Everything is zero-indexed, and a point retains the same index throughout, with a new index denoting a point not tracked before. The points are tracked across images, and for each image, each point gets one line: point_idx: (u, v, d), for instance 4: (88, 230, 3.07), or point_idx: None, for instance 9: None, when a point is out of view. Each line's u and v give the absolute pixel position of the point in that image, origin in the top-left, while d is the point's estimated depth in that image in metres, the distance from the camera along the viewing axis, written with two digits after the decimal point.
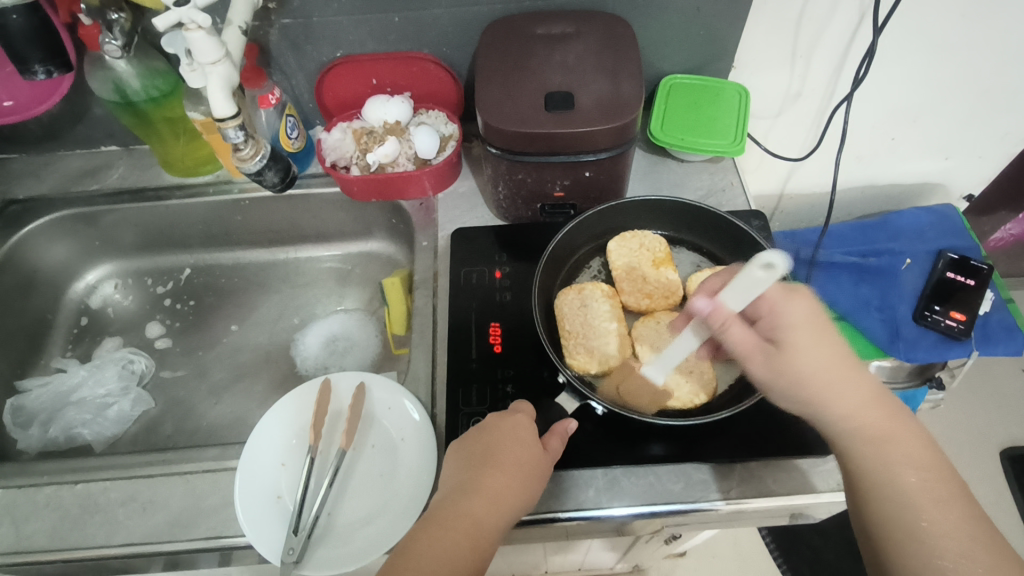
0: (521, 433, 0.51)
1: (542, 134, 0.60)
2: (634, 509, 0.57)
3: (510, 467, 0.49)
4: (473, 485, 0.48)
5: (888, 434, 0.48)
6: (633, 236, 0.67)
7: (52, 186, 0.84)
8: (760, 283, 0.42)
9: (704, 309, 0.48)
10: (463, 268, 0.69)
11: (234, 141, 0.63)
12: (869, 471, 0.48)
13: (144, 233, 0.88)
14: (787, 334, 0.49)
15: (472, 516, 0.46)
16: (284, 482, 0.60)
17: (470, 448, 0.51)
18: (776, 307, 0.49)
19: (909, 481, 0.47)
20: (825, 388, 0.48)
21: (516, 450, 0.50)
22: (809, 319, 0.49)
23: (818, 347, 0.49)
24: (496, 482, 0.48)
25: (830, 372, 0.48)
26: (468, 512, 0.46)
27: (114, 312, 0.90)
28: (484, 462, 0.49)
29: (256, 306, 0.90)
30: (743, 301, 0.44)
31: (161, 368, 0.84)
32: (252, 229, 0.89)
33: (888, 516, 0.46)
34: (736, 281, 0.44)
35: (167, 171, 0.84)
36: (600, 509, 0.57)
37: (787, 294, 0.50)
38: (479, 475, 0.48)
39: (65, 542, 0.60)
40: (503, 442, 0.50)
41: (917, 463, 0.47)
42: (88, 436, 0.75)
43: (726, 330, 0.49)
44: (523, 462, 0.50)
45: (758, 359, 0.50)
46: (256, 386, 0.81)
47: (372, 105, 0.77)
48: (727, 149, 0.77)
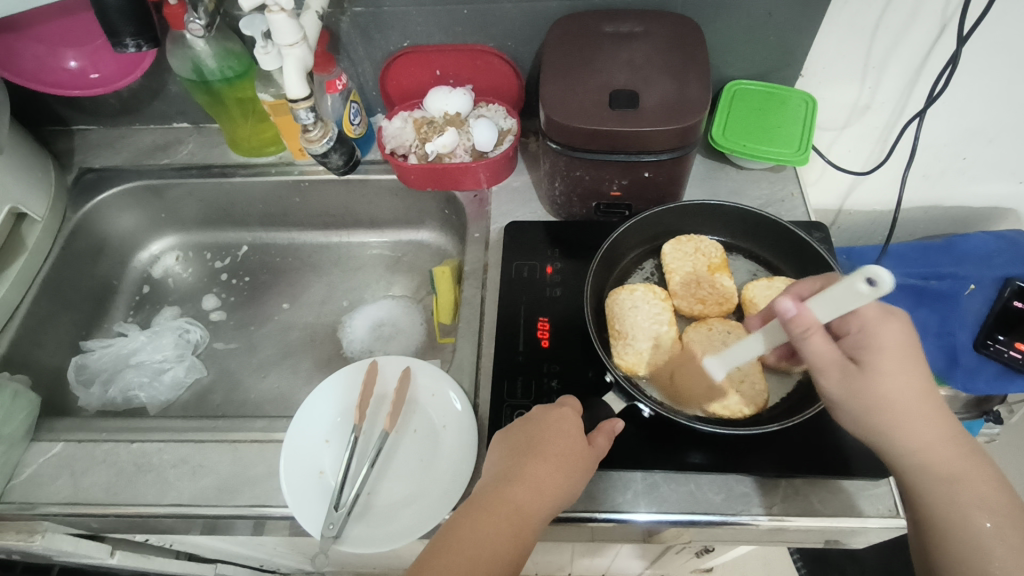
0: (567, 424, 0.51)
1: (604, 131, 0.60)
2: (659, 516, 0.56)
3: (554, 457, 0.49)
4: (515, 472, 0.48)
5: (961, 474, 0.46)
6: (689, 240, 0.65)
7: (125, 158, 0.88)
8: (856, 299, 0.40)
9: (789, 312, 0.46)
10: (514, 261, 0.70)
11: (304, 122, 0.65)
12: (940, 512, 0.46)
13: (207, 208, 0.91)
14: (872, 356, 0.47)
15: (512, 504, 0.46)
16: (327, 459, 0.61)
17: (515, 436, 0.51)
18: (868, 327, 0.48)
19: (981, 525, 0.45)
20: (901, 420, 0.47)
21: (558, 442, 0.50)
22: (899, 345, 0.47)
23: (903, 376, 0.47)
24: (539, 470, 0.48)
25: (907, 404, 0.47)
26: (511, 498, 0.47)
27: (174, 282, 0.93)
28: (526, 452, 0.49)
29: (307, 286, 0.92)
30: (833, 313, 0.43)
31: (214, 339, 0.87)
32: (308, 211, 0.92)
33: (957, 558, 0.45)
34: (835, 290, 0.42)
35: (233, 150, 0.87)
36: (638, 513, 0.56)
37: (883, 315, 0.48)
38: (521, 463, 0.49)
39: (118, 497, 0.62)
40: (546, 433, 0.50)
41: (990, 506, 0.46)
42: (144, 399, 0.79)
43: (805, 338, 0.46)
44: (569, 454, 0.49)
45: (834, 374, 0.47)
46: (303, 364, 0.84)
47: (433, 96, 0.78)
48: (790, 159, 0.75)
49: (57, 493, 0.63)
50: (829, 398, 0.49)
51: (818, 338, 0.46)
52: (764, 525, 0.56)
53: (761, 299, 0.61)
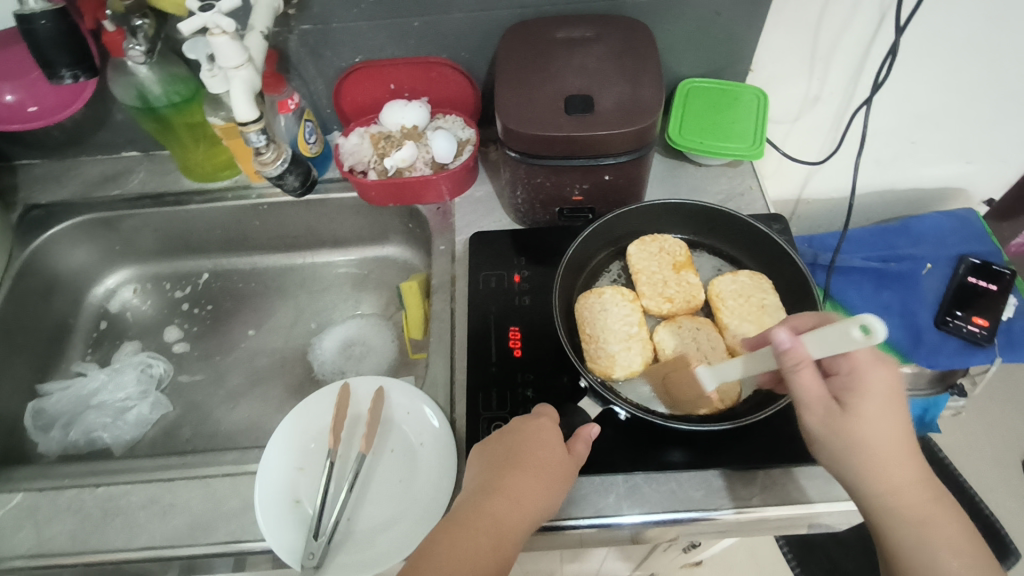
0: (546, 437, 0.51)
1: (561, 137, 0.60)
2: (645, 517, 0.56)
3: (534, 469, 0.48)
4: (494, 486, 0.47)
5: (928, 515, 0.46)
6: (653, 239, 0.65)
7: (73, 191, 0.85)
8: (852, 342, 0.40)
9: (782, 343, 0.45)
10: (482, 272, 0.69)
11: (256, 145, 0.63)
12: (906, 552, 0.46)
13: (163, 237, 0.89)
14: (857, 399, 0.47)
15: (491, 517, 0.46)
16: (303, 487, 0.60)
17: (492, 451, 0.51)
18: (858, 369, 0.48)
19: (945, 565, 0.45)
20: (876, 463, 0.46)
21: (539, 452, 0.50)
22: (887, 391, 0.47)
23: (882, 422, 0.47)
24: (519, 483, 0.48)
25: (884, 447, 0.46)
26: (491, 512, 0.46)
27: (133, 316, 0.90)
28: (505, 464, 0.49)
29: (272, 310, 0.90)
30: (828, 352, 0.42)
31: (179, 372, 0.84)
32: (269, 234, 0.90)
33: None
34: (830, 331, 0.42)
35: (186, 176, 0.85)
36: (628, 516, 0.56)
37: (875, 359, 0.48)
38: (500, 477, 0.48)
39: (85, 545, 0.60)
40: (526, 444, 0.50)
41: (956, 549, 0.46)
42: (108, 439, 0.76)
43: (796, 371, 0.45)
44: (548, 465, 0.49)
45: (818, 412, 0.47)
46: (273, 391, 0.81)
47: (390, 110, 0.77)
48: (745, 153, 0.76)
49: (19, 546, 0.60)
50: (808, 432, 0.48)
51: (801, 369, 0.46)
52: (741, 518, 0.56)
53: (727, 293, 0.61)
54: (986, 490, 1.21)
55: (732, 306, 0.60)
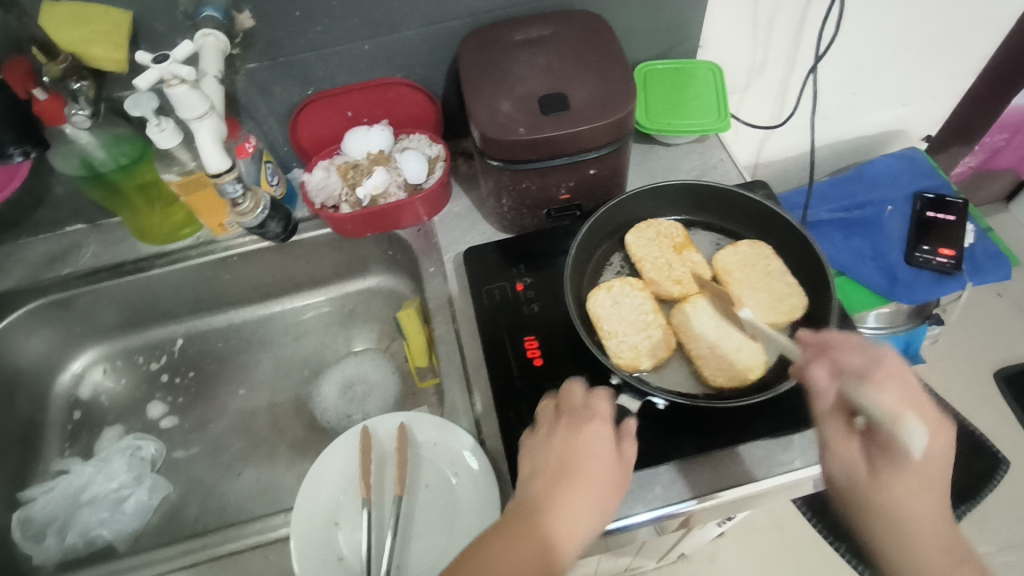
0: (603, 446, 0.49)
1: (543, 139, 0.60)
2: (654, 512, 0.55)
3: (586, 483, 0.47)
4: (549, 497, 0.46)
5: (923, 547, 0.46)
6: (648, 225, 0.65)
7: (19, 277, 0.78)
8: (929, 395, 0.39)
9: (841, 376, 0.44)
10: (483, 286, 0.67)
11: (233, 196, 0.60)
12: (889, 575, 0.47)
13: (127, 309, 0.83)
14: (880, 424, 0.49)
15: (546, 535, 0.44)
16: (343, 543, 0.57)
17: (545, 461, 0.49)
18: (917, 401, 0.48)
19: None
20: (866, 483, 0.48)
21: (591, 464, 0.48)
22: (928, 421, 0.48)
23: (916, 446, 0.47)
24: (573, 496, 0.46)
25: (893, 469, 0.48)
26: (548, 524, 0.45)
27: (108, 398, 0.84)
28: (558, 476, 0.47)
29: (259, 365, 0.85)
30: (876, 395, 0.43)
31: (172, 449, 0.79)
32: (242, 286, 0.85)
33: None
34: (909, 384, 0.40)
35: (143, 241, 0.80)
36: (637, 515, 0.55)
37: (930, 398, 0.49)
38: (552, 490, 0.47)
39: None
40: (580, 456, 0.48)
41: None
42: (109, 535, 0.70)
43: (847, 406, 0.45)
44: (599, 478, 0.48)
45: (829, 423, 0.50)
46: (279, 449, 0.77)
47: (352, 138, 0.75)
48: (713, 127, 0.77)
49: None
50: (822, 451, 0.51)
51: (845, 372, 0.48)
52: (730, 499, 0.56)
53: (732, 265, 0.62)
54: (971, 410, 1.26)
55: (739, 278, 0.61)
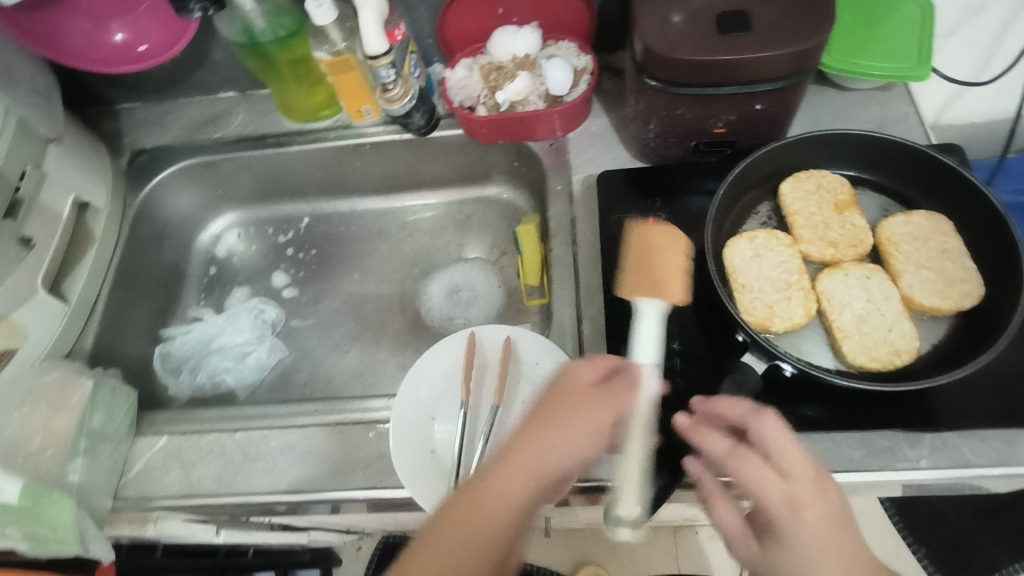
0: (587, 414, 0.46)
1: (715, 62, 0.54)
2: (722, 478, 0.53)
3: (561, 429, 0.46)
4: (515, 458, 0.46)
5: None
6: (809, 175, 0.58)
7: (176, 135, 0.83)
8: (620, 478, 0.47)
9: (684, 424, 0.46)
10: (612, 215, 0.64)
11: (385, 80, 0.63)
12: None
13: (264, 180, 0.87)
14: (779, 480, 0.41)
15: (506, 490, 0.45)
16: (438, 436, 0.59)
17: (531, 416, 0.48)
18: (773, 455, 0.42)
19: None
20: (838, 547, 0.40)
21: (573, 415, 0.46)
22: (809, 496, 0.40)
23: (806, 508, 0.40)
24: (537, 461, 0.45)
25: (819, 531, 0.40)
26: (496, 489, 0.45)
27: (239, 261, 0.90)
28: (538, 422, 0.47)
29: (374, 254, 0.88)
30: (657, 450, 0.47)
31: (289, 317, 0.84)
32: (369, 175, 0.87)
33: None
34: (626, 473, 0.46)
35: (286, 116, 0.82)
36: None
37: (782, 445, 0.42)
38: (524, 438, 0.47)
39: (232, 487, 0.61)
40: (565, 407, 0.47)
41: None
42: (232, 382, 0.78)
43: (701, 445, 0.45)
44: (578, 427, 0.45)
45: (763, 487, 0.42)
46: (383, 337, 0.81)
47: (500, 37, 0.72)
48: (909, 74, 0.66)
49: (171, 486, 0.62)
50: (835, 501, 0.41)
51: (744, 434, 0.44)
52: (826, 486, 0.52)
53: (901, 236, 0.55)
54: None
55: (908, 249, 0.54)
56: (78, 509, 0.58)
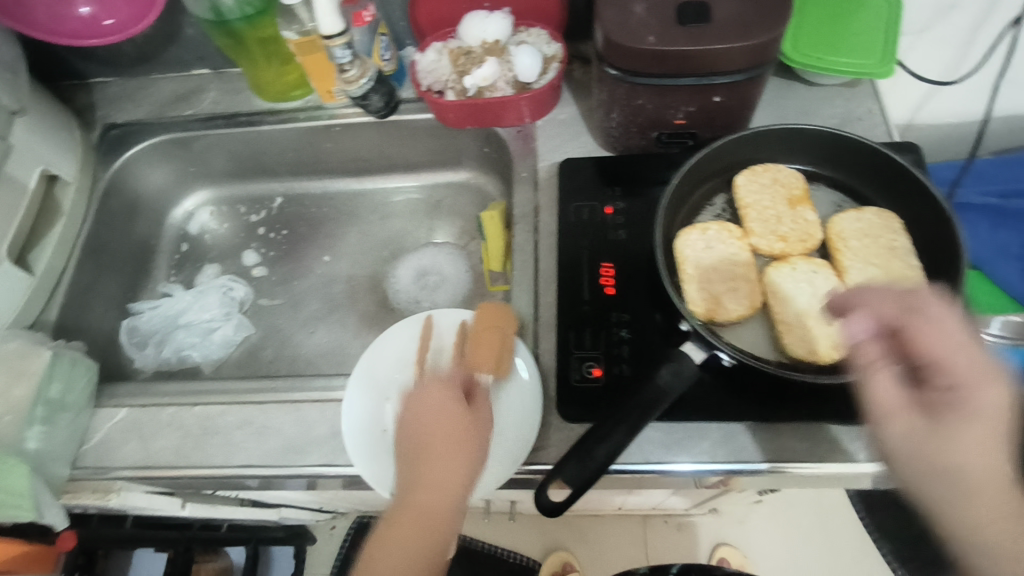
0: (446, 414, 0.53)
1: (672, 52, 0.54)
2: (697, 465, 0.53)
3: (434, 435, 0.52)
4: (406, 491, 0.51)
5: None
6: (765, 169, 0.59)
7: (148, 110, 0.83)
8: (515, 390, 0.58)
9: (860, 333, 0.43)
10: (571, 203, 0.65)
11: (341, 61, 0.62)
12: None
13: (237, 159, 0.87)
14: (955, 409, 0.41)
15: (417, 507, 0.50)
16: (390, 416, 0.60)
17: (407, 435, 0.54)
18: (962, 385, 0.41)
19: None
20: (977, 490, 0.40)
21: (438, 418, 0.53)
22: (1002, 418, 0.40)
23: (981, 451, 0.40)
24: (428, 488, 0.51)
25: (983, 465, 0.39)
26: (403, 518, 0.50)
27: (211, 238, 0.90)
28: (418, 444, 0.52)
29: (345, 236, 0.89)
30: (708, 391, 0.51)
31: (259, 295, 0.85)
32: (341, 156, 0.87)
33: None
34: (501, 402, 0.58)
35: (258, 95, 0.82)
36: (679, 464, 0.53)
37: (984, 376, 0.41)
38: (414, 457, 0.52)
39: (187, 460, 0.62)
40: (423, 417, 0.53)
41: None
42: (198, 358, 0.79)
43: (871, 372, 0.43)
44: (445, 425, 0.52)
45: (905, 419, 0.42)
46: (350, 318, 0.82)
47: (469, 22, 0.71)
48: (873, 71, 0.66)
49: (129, 457, 0.63)
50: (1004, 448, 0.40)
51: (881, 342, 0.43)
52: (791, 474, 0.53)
53: (850, 232, 0.55)
54: None
55: (854, 245, 0.55)
56: (33, 475, 0.58)
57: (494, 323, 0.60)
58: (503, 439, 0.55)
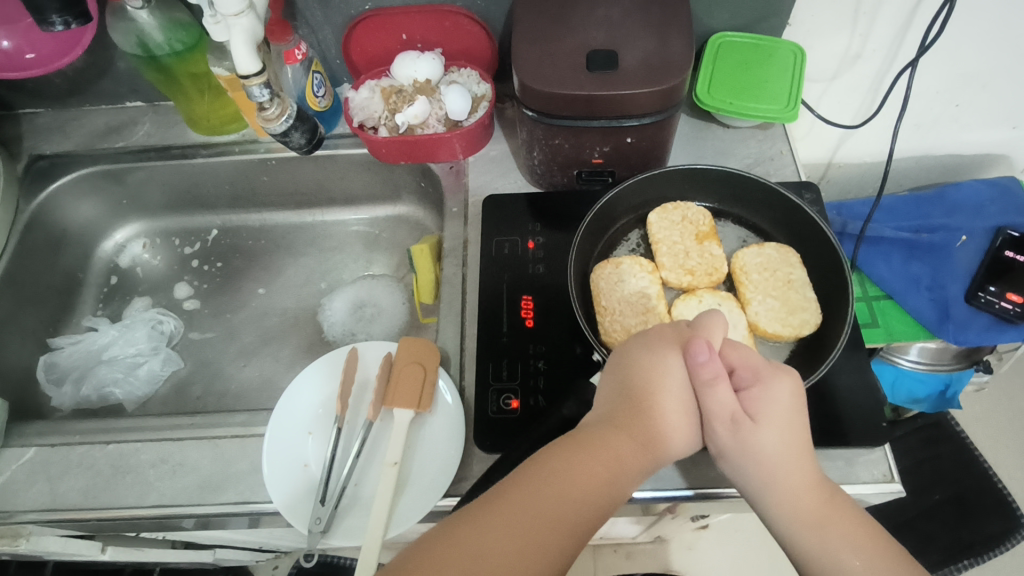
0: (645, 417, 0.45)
1: (581, 96, 0.56)
2: (651, 493, 0.54)
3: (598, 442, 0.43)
4: (548, 460, 0.41)
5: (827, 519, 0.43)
6: (675, 207, 0.62)
7: (79, 142, 0.83)
8: (447, 408, 0.59)
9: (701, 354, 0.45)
10: (494, 237, 0.67)
11: (260, 99, 0.63)
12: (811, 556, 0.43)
13: (172, 192, 0.87)
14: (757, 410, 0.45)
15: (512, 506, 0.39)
16: (311, 450, 0.60)
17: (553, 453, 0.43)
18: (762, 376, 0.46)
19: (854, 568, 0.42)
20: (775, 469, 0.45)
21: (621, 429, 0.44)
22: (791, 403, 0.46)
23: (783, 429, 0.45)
24: (582, 477, 0.40)
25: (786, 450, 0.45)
26: (523, 503, 0.39)
27: (143, 271, 0.89)
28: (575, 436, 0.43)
29: (282, 269, 0.89)
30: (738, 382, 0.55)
31: (190, 329, 0.84)
32: (278, 190, 0.88)
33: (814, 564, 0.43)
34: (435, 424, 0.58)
35: (193, 129, 0.82)
36: (634, 491, 0.54)
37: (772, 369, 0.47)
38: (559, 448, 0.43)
39: (98, 501, 0.60)
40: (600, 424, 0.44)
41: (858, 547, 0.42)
42: (120, 394, 0.77)
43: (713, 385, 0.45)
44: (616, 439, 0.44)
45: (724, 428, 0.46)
46: (283, 350, 0.81)
47: (400, 62, 0.73)
48: (779, 115, 0.71)
49: (34, 500, 0.61)
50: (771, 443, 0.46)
51: (637, 375, 0.46)
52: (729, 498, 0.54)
53: (752, 266, 0.59)
54: (1006, 468, 1.16)
55: (759, 281, 0.58)
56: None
57: (417, 356, 0.61)
58: (425, 470, 0.56)
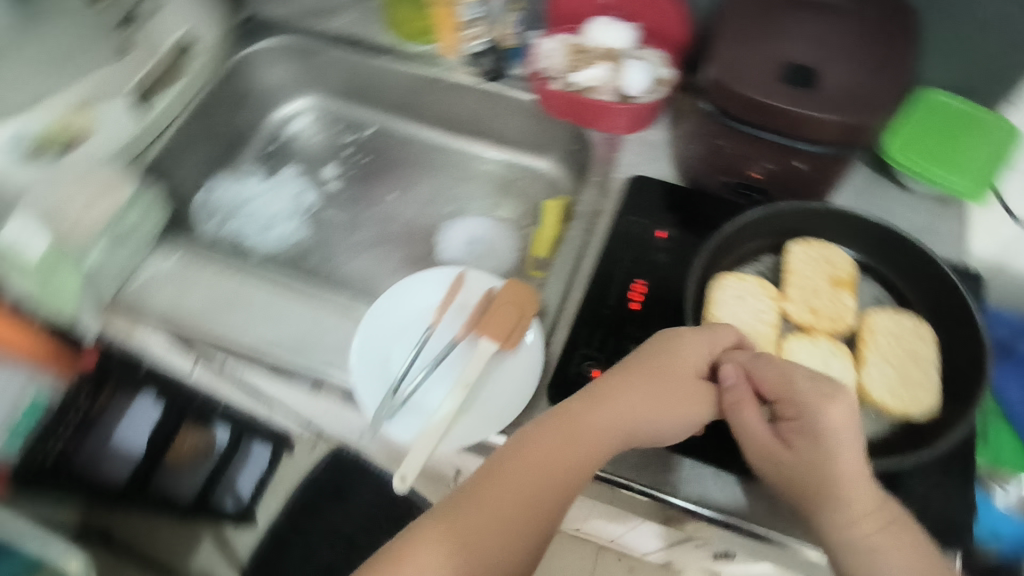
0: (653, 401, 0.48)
1: (770, 107, 0.55)
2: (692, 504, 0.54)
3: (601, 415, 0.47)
4: (535, 431, 0.47)
5: (874, 545, 0.43)
6: (818, 245, 0.60)
7: (286, 11, 0.91)
8: (531, 355, 0.61)
9: (727, 379, 0.50)
10: (626, 216, 0.68)
11: (470, 16, 0.81)
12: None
13: (349, 82, 0.94)
14: (795, 435, 0.47)
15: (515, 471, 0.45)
16: (394, 348, 0.64)
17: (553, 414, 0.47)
18: (807, 407, 0.46)
19: None
20: (818, 488, 0.45)
21: (628, 401, 0.48)
22: (847, 429, 0.45)
23: (834, 449, 0.45)
24: (567, 445, 0.46)
25: (836, 472, 0.44)
26: (515, 474, 0.45)
27: (302, 146, 0.97)
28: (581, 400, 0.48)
29: (417, 183, 0.93)
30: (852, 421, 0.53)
31: (325, 207, 0.91)
32: (439, 110, 0.92)
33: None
34: (516, 366, 0.60)
35: (385, 29, 0.89)
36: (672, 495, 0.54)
37: (822, 397, 0.46)
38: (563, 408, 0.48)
39: (211, 321, 0.68)
40: (614, 402, 0.48)
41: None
42: (252, 241, 0.85)
43: (740, 410, 0.48)
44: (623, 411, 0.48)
45: (766, 451, 0.47)
46: (394, 255, 0.86)
47: (596, 25, 0.75)
48: (966, 194, 0.66)
49: (162, 301, 0.69)
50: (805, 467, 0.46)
51: (645, 373, 0.49)
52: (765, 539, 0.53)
53: (882, 330, 0.56)
54: None
55: (884, 345, 0.55)
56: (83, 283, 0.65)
57: (520, 298, 0.63)
58: (492, 405, 0.58)
